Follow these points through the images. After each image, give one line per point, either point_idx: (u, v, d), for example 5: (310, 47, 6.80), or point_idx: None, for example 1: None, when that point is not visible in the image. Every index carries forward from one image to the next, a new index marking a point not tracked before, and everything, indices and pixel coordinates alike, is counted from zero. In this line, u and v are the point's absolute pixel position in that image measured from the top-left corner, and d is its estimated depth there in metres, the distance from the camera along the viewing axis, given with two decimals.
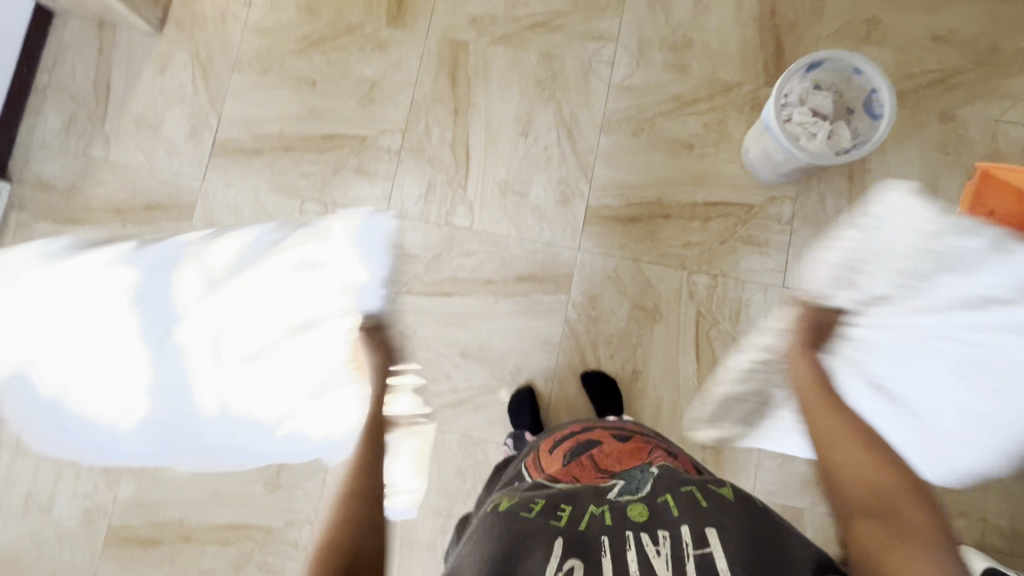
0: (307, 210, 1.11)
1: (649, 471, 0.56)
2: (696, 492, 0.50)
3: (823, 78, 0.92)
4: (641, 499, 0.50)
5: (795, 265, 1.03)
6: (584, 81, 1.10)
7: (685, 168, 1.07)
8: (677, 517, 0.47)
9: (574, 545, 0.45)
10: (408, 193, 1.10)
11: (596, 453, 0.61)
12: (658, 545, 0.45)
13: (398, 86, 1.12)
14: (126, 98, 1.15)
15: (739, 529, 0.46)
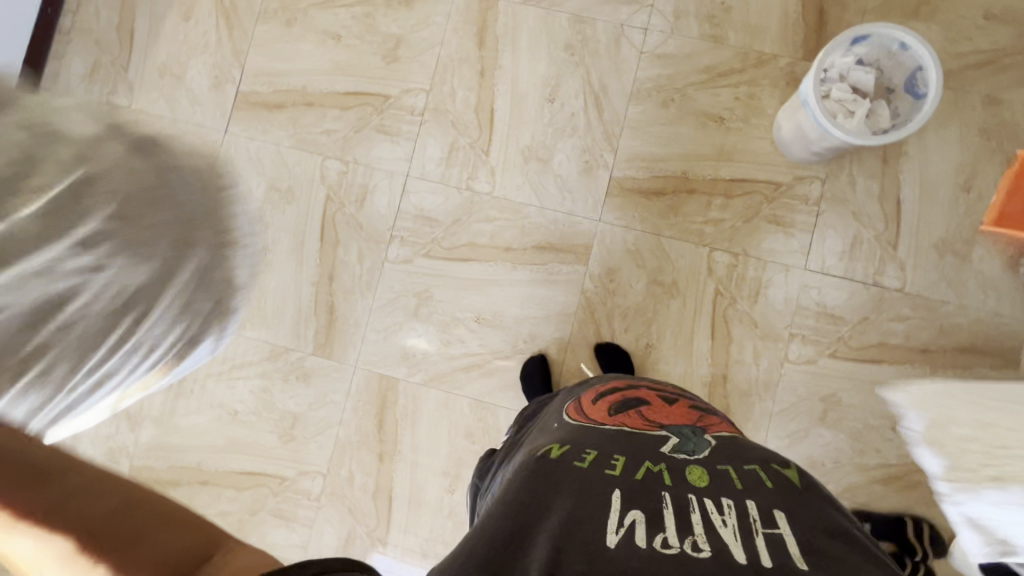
0: (327, 168, 1.10)
1: (705, 437, 0.55)
2: (761, 471, 0.50)
3: (867, 53, 0.89)
4: (701, 464, 0.50)
5: (818, 248, 1.01)
6: (615, 47, 1.07)
7: (715, 142, 1.04)
8: (741, 490, 0.47)
9: (631, 498, 0.45)
10: (430, 155, 1.09)
11: (644, 408, 0.60)
12: (723, 513, 0.44)
13: (423, 44, 1.10)
14: (150, 45, 1.14)
15: (809, 515, 0.45)
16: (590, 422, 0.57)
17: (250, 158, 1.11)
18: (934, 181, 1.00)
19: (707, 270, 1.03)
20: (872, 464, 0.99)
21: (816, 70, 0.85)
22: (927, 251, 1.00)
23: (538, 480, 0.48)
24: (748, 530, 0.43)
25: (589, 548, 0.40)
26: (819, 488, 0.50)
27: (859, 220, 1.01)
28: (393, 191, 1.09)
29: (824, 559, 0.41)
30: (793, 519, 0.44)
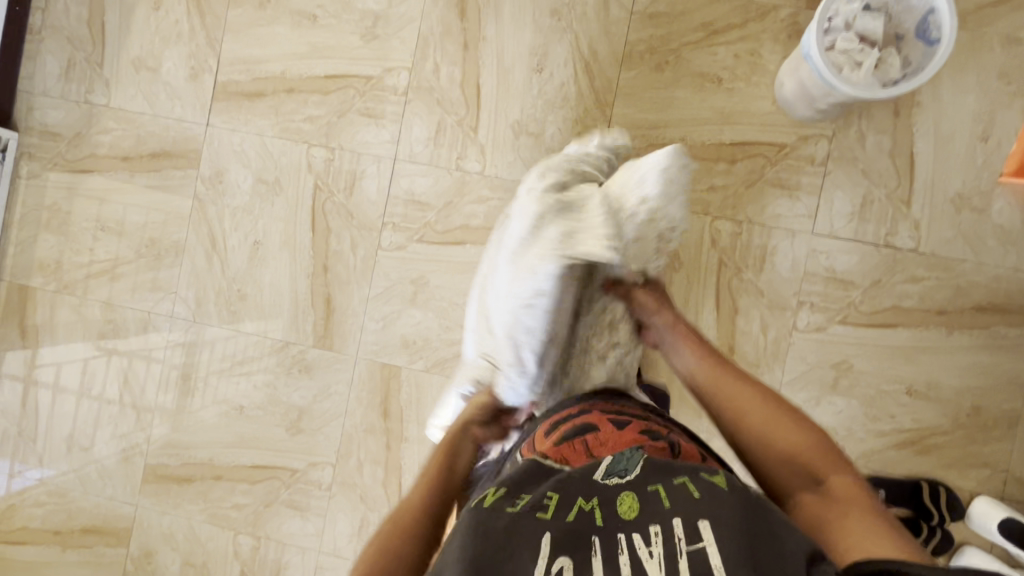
0: (315, 155, 1.07)
1: (643, 453, 0.54)
2: (690, 483, 0.49)
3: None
4: (632, 489, 0.50)
5: (824, 210, 0.97)
6: (603, 8, 1.01)
7: (713, 105, 0.99)
8: (669, 509, 0.47)
9: (562, 545, 0.45)
10: (417, 135, 1.05)
11: (590, 439, 0.59)
12: (649, 543, 0.45)
13: (403, 19, 1.05)
14: (122, 39, 1.10)
15: (735, 515, 0.45)
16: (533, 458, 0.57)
17: (235, 150, 1.08)
18: (949, 132, 0.94)
19: (710, 239, 0.99)
20: (887, 430, 0.96)
21: (819, 21, 0.79)
22: (943, 207, 0.95)
23: (466, 528, 0.45)
24: (673, 557, 0.44)
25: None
26: (748, 487, 0.49)
27: (869, 178, 0.96)
28: (383, 176, 1.06)
29: (743, 569, 0.41)
30: (719, 525, 0.44)
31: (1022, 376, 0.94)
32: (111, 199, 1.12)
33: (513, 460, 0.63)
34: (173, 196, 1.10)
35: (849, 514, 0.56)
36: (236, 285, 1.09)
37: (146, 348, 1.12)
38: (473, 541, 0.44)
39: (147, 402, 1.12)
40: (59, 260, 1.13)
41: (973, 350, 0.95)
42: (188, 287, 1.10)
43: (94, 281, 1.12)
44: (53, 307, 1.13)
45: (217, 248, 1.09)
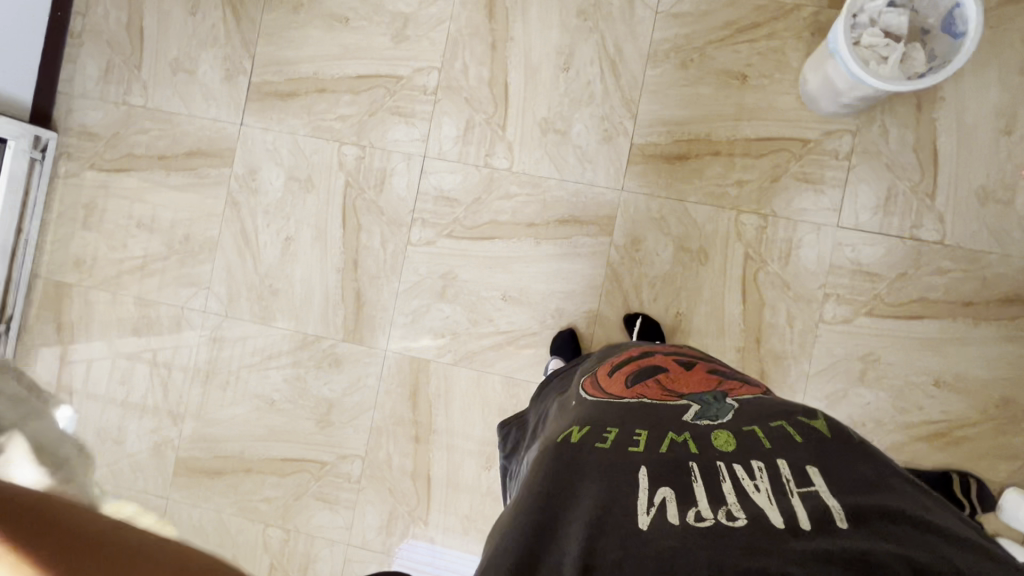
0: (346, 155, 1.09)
1: (726, 402, 0.55)
2: (787, 426, 0.49)
3: None
4: (725, 428, 0.50)
5: (849, 203, 0.98)
6: (628, 10, 1.03)
7: (737, 101, 1.01)
8: (771, 451, 0.47)
9: (660, 475, 0.46)
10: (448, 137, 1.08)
11: (662, 377, 0.61)
12: (754, 477, 0.45)
13: (432, 21, 1.08)
14: (160, 43, 1.13)
15: (844, 464, 0.45)
16: (610, 399, 0.57)
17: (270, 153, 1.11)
18: (972, 125, 0.96)
19: (736, 233, 1.01)
20: (914, 422, 0.97)
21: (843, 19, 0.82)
22: (968, 199, 0.96)
23: (562, 467, 0.48)
24: (782, 492, 0.43)
25: (622, 531, 0.41)
26: (851, 434, 0.49)
27: (893, 171, 0.97)
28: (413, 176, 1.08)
29: (863, 509, 0.41)
30: (827, 473, 0.44)
31: None
32: (145, 197, 1.15)
33: (577, 393, 0.63)
34: (206, 194, 1.13)
35: None
36: (268, 281, 1.11)
37: (178, 345, 1.14)
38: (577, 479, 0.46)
39: (178, 396, 1.14)
40: (93, 257, 1.16)
41: (1001, 342, 0.95)
42: (220, 283, 1.13)
43: (128, 277, 1.15)
44: (88, 303, 1.16)
45: (248, 244, 1.12)
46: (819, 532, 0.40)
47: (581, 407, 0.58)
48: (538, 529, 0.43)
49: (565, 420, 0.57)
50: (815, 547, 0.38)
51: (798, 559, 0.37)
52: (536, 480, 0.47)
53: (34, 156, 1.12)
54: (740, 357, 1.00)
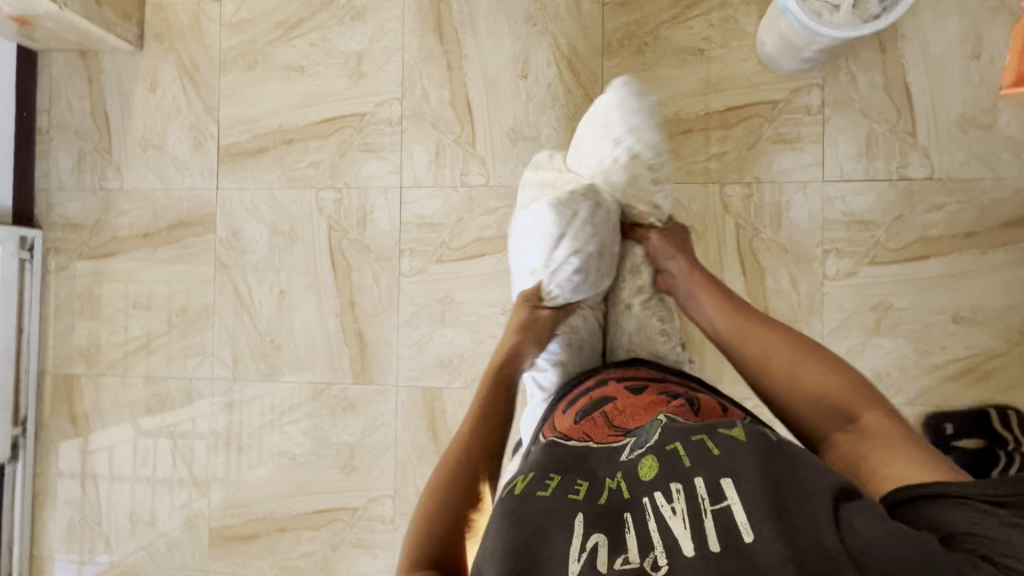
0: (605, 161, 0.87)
1: (658, 422, 0.60)
2: (707, 441, 0.53)
3: None
4: (652, 455, 0.55)
5: (831, 155, 0.97)
6: (575, 5, 1.03)
7: (699, 76, 1.00)
8: (690, 471, 0.51)
9: (595, 522, 0.49)
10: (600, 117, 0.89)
11: (609, 409, 0.66)
12: (674, 503, 0.49)
13: (385, 54, 1.08)
14: (126, 124, 1.15)
15: (751, 468, 0.49)
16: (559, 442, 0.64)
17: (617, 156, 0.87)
18: (938, 53, 0.94)
19: (722, 206, 0.99)
20: (940, 362, 0.94)
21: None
22: (949, 129, 0.94)
23: (506, 524, 0.50)
24: (698, 515, 0.47)
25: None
26: (764, 435, 0.53)
27: (868, 116, 0.96)
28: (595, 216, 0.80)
29: (763, 520, 0.44)
30: (738, 482, 0.48)
31: None
32: (137, 277, 1.15)
33: (537, 440, 0.69)
34: (196, 263, 1.13)
35: (881, 445, 0.58)
36: (270, 336, 1.11)
37: (193, 417, 1.14)
38: (515, 526, 0.49)
39: (201, 467, 1.14)
40: (96, 344, 1.16)
41: (1012, 266, 0.93)
42: (225, 348, 1.13)
43: (132, 358, 1.15)
44: (98, 391, 1.16)
45: (245, 304, 1.12)
46: (727, 553, 0.43)
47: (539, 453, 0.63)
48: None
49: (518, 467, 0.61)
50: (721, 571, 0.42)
51: None
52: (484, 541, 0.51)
53: (23, 258, 1.14)
54: None
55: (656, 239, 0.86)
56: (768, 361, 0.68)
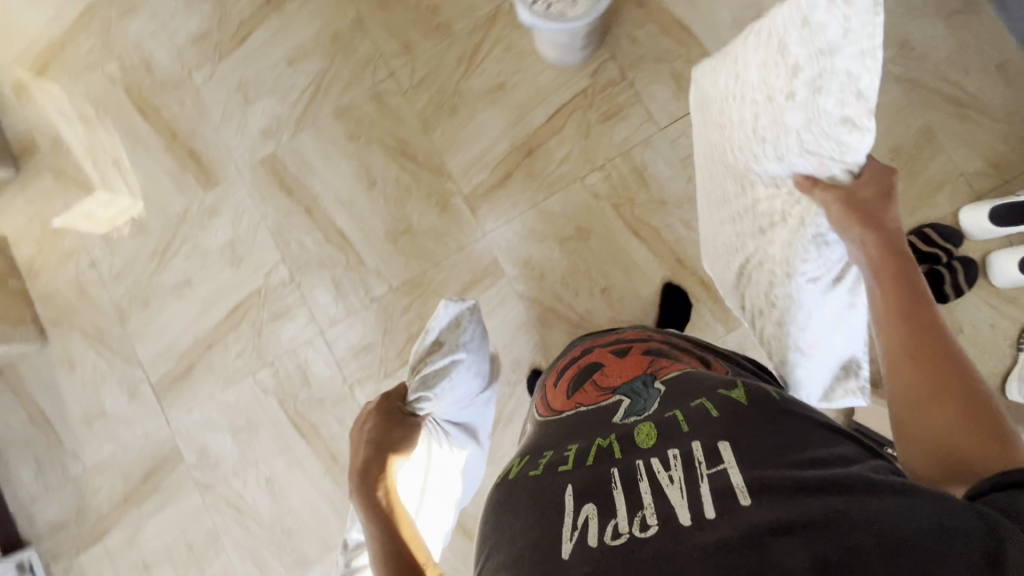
0: (786, 105, 0.62)
1: (654, 387, 0.66)
2: (706, 403, 0.57)
3: None
4: (649, 422, 0.58)
5: (652, 106, 1.04)
6: (382, 106, 1.13)
7: (513, 104, 1.08)
8: (688, 434, 0.53)
9: (585, 492, 0.51)
10: (758, 43, 0.65)
11: (599, 377, 0.74)
12: (669, 469, 0.50)
13: (252, 229, 1.16)
14: (64, 411, 1.19)
15: (751, 436, 0.51)
16: (557, 415, 0.71)
17: (810, 96, 0.58)
18: None
19: (594, 195, 1.05)
20: None
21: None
22: (731, 33, 1.02)
23: (507, 513, 0.54)
24: (694, 481, 0.48)
25: (545, 564, 0.46)
26: (764, 400, 0.57)
27: (663, 60, 1.04)
28: (788, 207, 0.69)
29: (760, 483, 0.45)
30: (737, 450, 0.49)
31: (903, 99, 0.98)
32: (137, 540, 1.16)
33: (535, 414, 0.79)
34: (182, 498, 1.15)
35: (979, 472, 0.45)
36: (279, 526, 1.11)
37: None
38: (517, 516, 0.53)
39: None
40: None
41: None
42: (245, 561, 1.12)
43: None
44: None
45: (242, 510, 1.13)
46: (722, 517, 0.44)
47: (543, 430, 0.69)
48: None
49: (526, 447, 0.67)
50: (716, 535, 0.42)
51: (694, 551, 0.42)
52: (492, 532, 0.55)
53: None
54: (676, 283, 1.02)
55: (826, 202, 0.63)
56: (934, 401, 0.51)
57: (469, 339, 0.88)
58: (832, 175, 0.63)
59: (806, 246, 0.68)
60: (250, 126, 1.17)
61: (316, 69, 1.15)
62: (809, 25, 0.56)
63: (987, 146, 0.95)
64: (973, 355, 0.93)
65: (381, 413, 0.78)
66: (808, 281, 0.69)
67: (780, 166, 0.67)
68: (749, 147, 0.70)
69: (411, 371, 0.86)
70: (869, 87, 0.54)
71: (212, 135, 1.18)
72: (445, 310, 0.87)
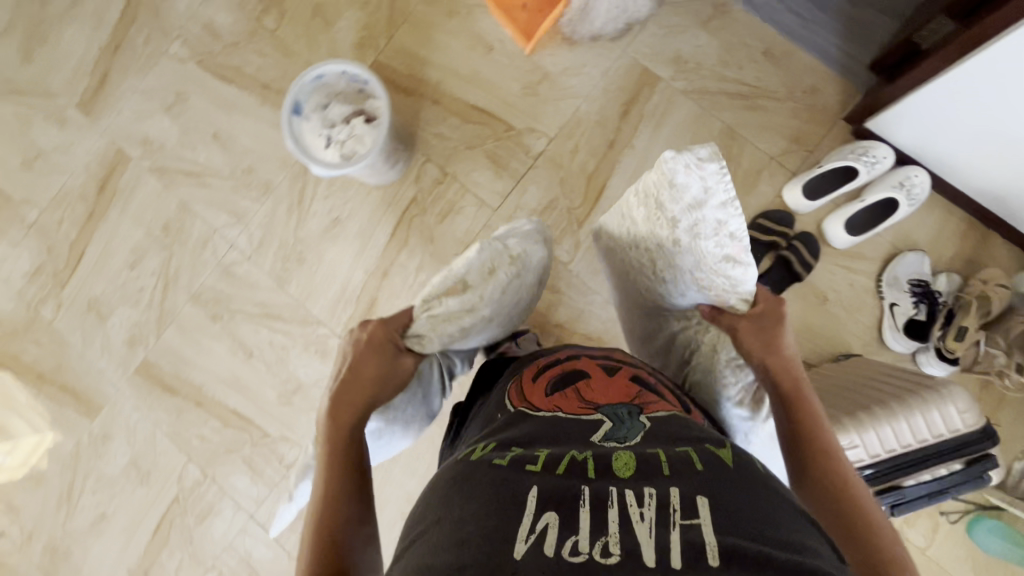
0: (676, 251, 0.69)
1: (638, 420, 0.58)
2: (692, 455, 0.51)
3: (317, 100, 0.94)
4: (629, 452, 0.52)
5: (481, 192, 1.06)
6: (234, 277, 1.12)
7: (354, 234, 1.10)
8: (666, 478, 0.47)
9: (549, 502, 0.45)
10: (638, 200, 0.70)
11: (582, 387, 0.65)
12: (642, 507, 0.44)
13: (148, 440, 1.12)
14: None
15: (731, 499, 0.45)
16: (530, 411, 0.62)
17: (694, 242, 0.66)
18: (467, 71, 1.08)
19: None
20: None
21: (318, 148, 0.95)
22: (526, 101, 1.06)
23: (456, 497, 0.48)
24: (664, 523, 0.42)
25: (493, 558, 0.40)
26: (754, 466, 0.51)
27: (475, 147, 1.07)
28: (700, 333, 0.79)
29: (737, 551, 0.39)
30: (716, 509, 0.44)
31: (697, 109, 1.02)
32: None
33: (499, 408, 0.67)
34: None
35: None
36: None
37: None
38: (471, 502, 0.46)
39: None
40: None
41: (657, 134, 1.03)
42: None
43: None
44: None
45: None
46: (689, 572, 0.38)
47: (507, 424, 0.60)
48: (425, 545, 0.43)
49: (488, 434, 0.60)
50: None
51: None
52: (437, 509, 0.48)
53: None
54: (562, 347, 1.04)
55: (730, 325, 0.72)
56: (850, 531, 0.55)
57: (497, 292, 0.72)
58: (730, 303, 0.72)
59: (725, 373, 0.76)
60: (113, 341, 1.15)
61: (158, 264, 1.14)
62: (676, 187, 0.63)
63: (784, 127, 1.00)
64: (845, 318, 0.96)
65: (371, 350, 0.72)
66: (735, 406, 0.75)
67: (682, 290, 0.74)
68: (654, 272, 0.77)
69: (422, 305, 0.72)
70: (738, 232, 0.64)
71: (79, 362, 1.15)
72: (480, 256, 0.69)
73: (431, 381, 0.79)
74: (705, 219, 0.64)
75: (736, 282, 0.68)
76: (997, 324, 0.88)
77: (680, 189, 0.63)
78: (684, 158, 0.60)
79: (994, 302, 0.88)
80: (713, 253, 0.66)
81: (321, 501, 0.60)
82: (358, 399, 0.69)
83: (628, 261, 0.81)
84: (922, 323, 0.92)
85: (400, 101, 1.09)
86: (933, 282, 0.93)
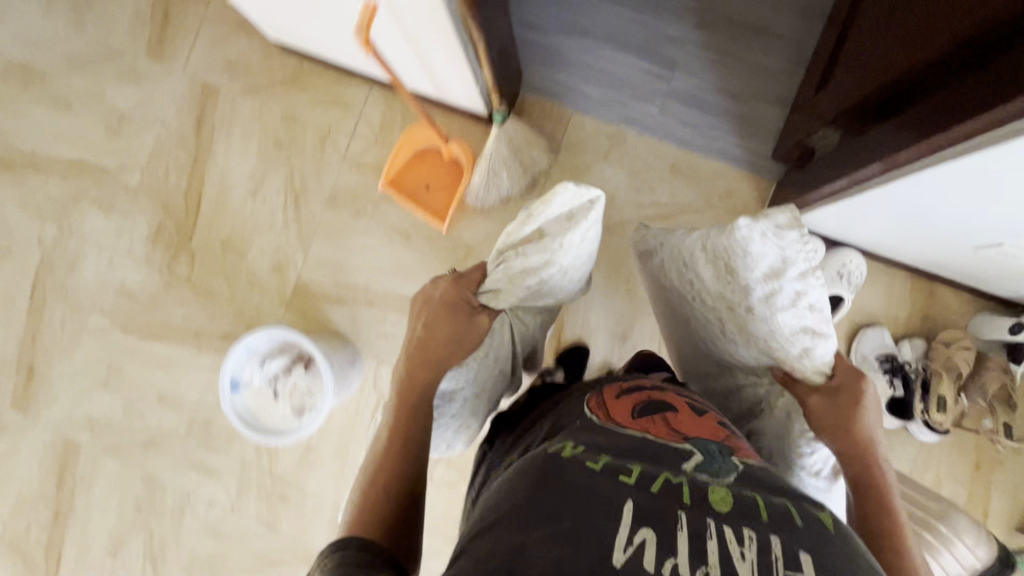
0: (748, 316, 0.68)
1: (731, 461, 0.50)
2: (789, 506, 0.44)
3: (248, 369, 0.91)
4: (724, 486, 0.45)
5: None
6: (221, 535, 1.08)
7: (329, 457, 1.07)
8: (767, 523, 0.41)
9: (647, 519, 0.40)
10: (706, 258, 0.70)
11: (671, 415, 0.57)
12: (742, 545, 0.38)
13: None
14: None
15: (836, 564, 0.38)
16: (605, 425, 0.55)
17: (768, 311, 0.66)
18: (392, 266, 1.07)
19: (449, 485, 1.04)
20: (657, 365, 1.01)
21: (270, 407, 0.92)
22: None
23: (543, 499, 0.42)
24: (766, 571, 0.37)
25: (593, 563, 0.36)
26: (848, 534, 0.43)
27: None
28: (773, 397, 0.72)
29: None
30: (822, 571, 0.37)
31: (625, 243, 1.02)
32: None
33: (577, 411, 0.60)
34: None
35: None
36: None
37: None
38: (559, 501, 0.41)
39: None
40: None
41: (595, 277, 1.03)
42: None
43: None
44: None
45: None
46: None
47: (581, 432, 0.53)
48: (510, 539, 0.39)
49: (565, 433, 0.54)
50: None
51: None
52: (522, 504, 0.43)
53: None
54: None
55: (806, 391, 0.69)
56: None
57: (575, 242, 0.74)
58: (802, 368, 0.69)
59: (801, 445, 0.69)
60: None
61: (141, 544, 1.09)
62: (749, 254, 0.64)
63: None
64: None
65: (454, 312, 0.77)
66: (813, 477, 0.69)
67: (750, 352, 0.72)
68: (716, 331, 0.75)
69: (502, 253, 0.77)
70: (818, 303, 0.65)
71: None
72: (561, 201, 0.71)
73: (504, 342, 0.79)
74: (782, 283, 0.64)
75: (810, 350, 0.67)
76: (973, 381, 0.91)
77: (752, 259, 0.64)
78: (761, 227, 0.62)
79: (961, 366, 0.90)
80: (789, 322, 0.66)
81: (376, 459, 0.65)
82: (431, 353, 0.74)
83: (685, 310, 0.80)
84: (901, 398, 0.92)
85: (336, 314, 1.07)
86: (899, 352, 0.94)
